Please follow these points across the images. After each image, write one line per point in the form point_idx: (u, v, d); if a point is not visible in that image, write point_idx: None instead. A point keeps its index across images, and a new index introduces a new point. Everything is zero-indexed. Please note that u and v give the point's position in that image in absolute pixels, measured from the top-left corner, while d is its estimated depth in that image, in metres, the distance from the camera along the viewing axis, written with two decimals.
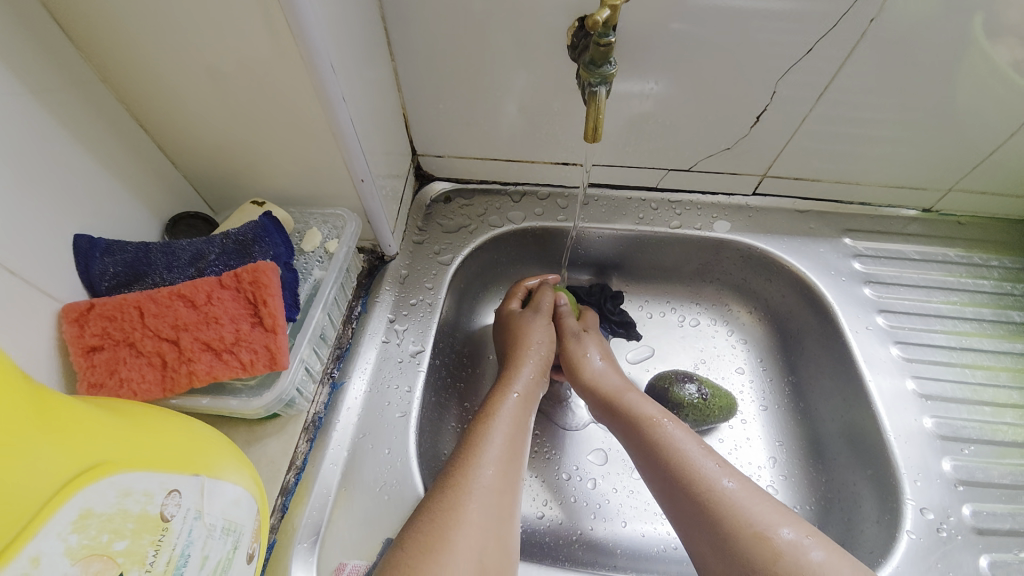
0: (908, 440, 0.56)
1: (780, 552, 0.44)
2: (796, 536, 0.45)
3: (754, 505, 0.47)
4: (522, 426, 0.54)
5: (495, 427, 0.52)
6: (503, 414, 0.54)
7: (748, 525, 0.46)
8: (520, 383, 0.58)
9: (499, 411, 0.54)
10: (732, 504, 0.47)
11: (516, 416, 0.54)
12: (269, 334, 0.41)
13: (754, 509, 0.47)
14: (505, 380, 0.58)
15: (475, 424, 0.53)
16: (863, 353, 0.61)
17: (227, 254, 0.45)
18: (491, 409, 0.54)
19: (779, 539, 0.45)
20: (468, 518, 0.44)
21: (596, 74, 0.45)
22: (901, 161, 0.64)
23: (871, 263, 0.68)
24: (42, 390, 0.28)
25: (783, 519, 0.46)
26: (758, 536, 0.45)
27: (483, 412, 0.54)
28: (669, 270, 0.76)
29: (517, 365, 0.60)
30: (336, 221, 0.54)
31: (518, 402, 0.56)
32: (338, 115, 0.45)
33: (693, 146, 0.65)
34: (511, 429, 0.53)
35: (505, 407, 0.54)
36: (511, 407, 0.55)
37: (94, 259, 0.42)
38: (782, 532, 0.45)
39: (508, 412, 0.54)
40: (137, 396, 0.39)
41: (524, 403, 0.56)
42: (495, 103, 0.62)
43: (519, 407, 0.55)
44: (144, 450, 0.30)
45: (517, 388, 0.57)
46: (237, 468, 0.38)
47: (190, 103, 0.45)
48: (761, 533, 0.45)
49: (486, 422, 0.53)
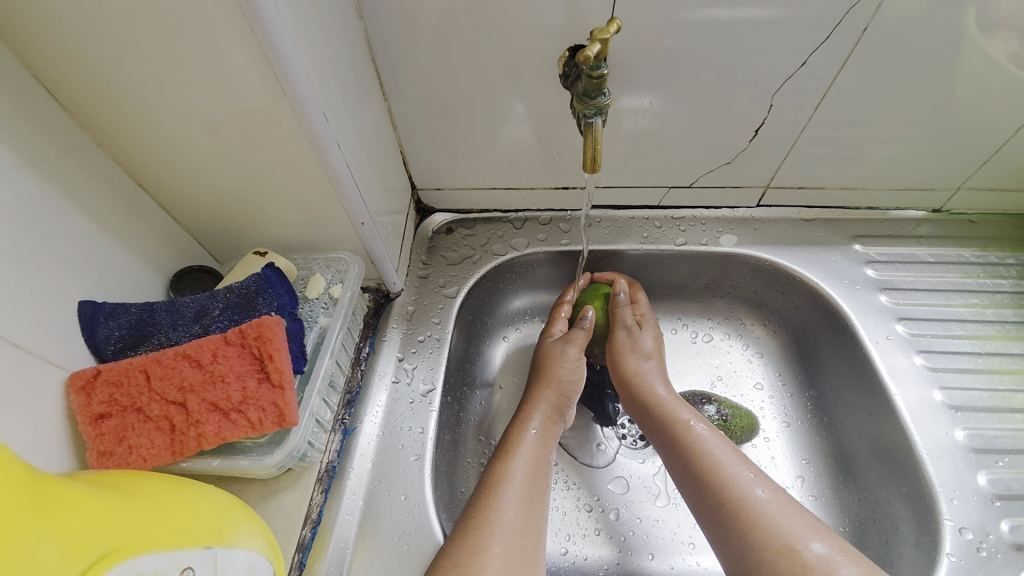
0: (941, 457, 0.53)
1: (810, 568, 0.42)
2: (827, 552, 0.43)
3: (786, 518, 0.45)
4: (543, 463, 0.53)
5: (516, 464, 0.51)
6: (522, 451, 0.52)
7: (775, 540, 0.44)
8: (537, 418, 0.57)
9: (518, 448, 0.53)
10: (761, 519, 0.46)
11: (535, 453, 0.53)
12: (276, 390, 0.41)
13: (784, 522, 0.45)
14: (522, 415, 0.57)
15: (495, 462, 0.52)
16: (885, 364, 0.59)
17: (230, 308, 0.45)
18: (511, 446, 0.53)
19: (808, 553, 0.43)
20: (491, 563, 0.43)
21: (591, 105, 0.44)
22: (905, 163, 0.63)
23: (885, 269, 0.67)
24: (42, 483, 0.27)
25: (816, 533, 0.44)
26: (787, 551, 0.43)
27: (504, 449, 0.53)
28: (678, 287, 0.75)
29: (534, 400, 0.59)
30: (339, 265, 0.55)
31: (536, 438, 0.55)
32: (334, 161, 0.45)
33: (692, 161, 0.65)
34: (530, 465, 0.51)
35: (524, 444, 0.53)
36: (530, 443, 0.54)
37: (99, 324, 0.41)
38: (813, 546, 0.43)
39: (527, 449, 0.53)
40: (146, 462, 0.39)
41: (542, 439, 0.55)
42: (490, 133, 0.62)
43: (538, 443, 0.54)
44: (152, 530, 0.30)
45: (535, 424, 0.56)
46: (251, 530, 0.37)
47: (186, 161, 0.45)
48: (790, 545, 0.43)
49: (507, 458, 0.52)
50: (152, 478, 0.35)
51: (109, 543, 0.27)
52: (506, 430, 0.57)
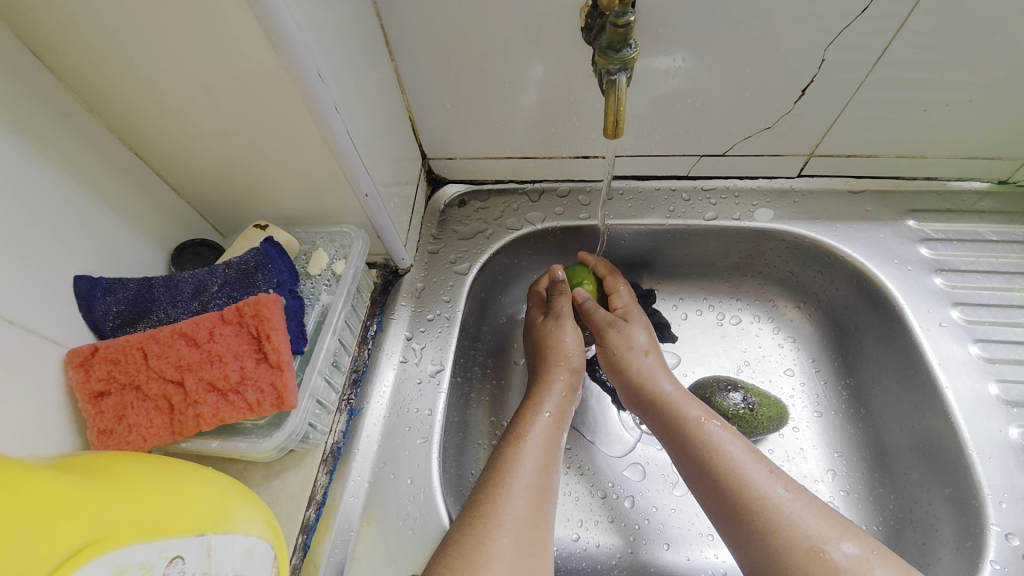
0: (991, 456, 0.49)
1: (841, 570, 0.39)
2: (859, 552, 0.39)
3: (809, 517, 0.42)
4: (555, 449, 0.50)
5: (528, 450, 0.48)
6: (535, 437, 0.50)
7: (802, 539, 0.41)
8: (551, 401, 0.54)
9: (530, 433, 0.50)
10: (785, 516, 0.42)
11: (548, 438, 0.50)
12: (274, 370, 0.39)
13: (809, 521, 0.42)
14: (535, 396, 0.55)
15: (505, 446, 0.49)
16: (936, 354, 0.54)
17: (230, 285, 0.43)
18: (522, 430, 0.51)
19: (839, 555, 0.39)
20: (499, 553, 0.41)
21: (615, 59, 0.38)
22: (974, 128, 0.56)
23: (941, 249, 0.60)
24: (19, 470, 0.26)
25: (844, 532, 0.41)
26: (813, 551, 0.40)
27: (515, 433, 0.51)
28: (705, 265, 0.70)
29: (546, 381, 0.56)
30: (343, 239, 0.52)
31: (550, 422, 0.52)
32: (333, 128, 0.42)
33: (728, 127, 0.59)
34: (542, 452, 0.49)
35: (537, 428, 0.51)
36: (543, 427, 0.51)
37: (96, 299, 0.40)
38: (843, 547, 0.40)
39: (539, 433, 0.50)
40: (145, 441, 0.38)
41: (556, 423, 0.52)
42: (504, 97, 0.57)
43: (551, 427, 0.51)
44: (139, 518, 0.29)
45: (548, 406, 0.53)
46: (249, 515, 0.36)
47: (179, 127, 0.43)
48: (817, 547, 0.40)
49: (519, 444, 0.49)
50: (145, 461, 0.34)
51: (93, 531, 0.26)
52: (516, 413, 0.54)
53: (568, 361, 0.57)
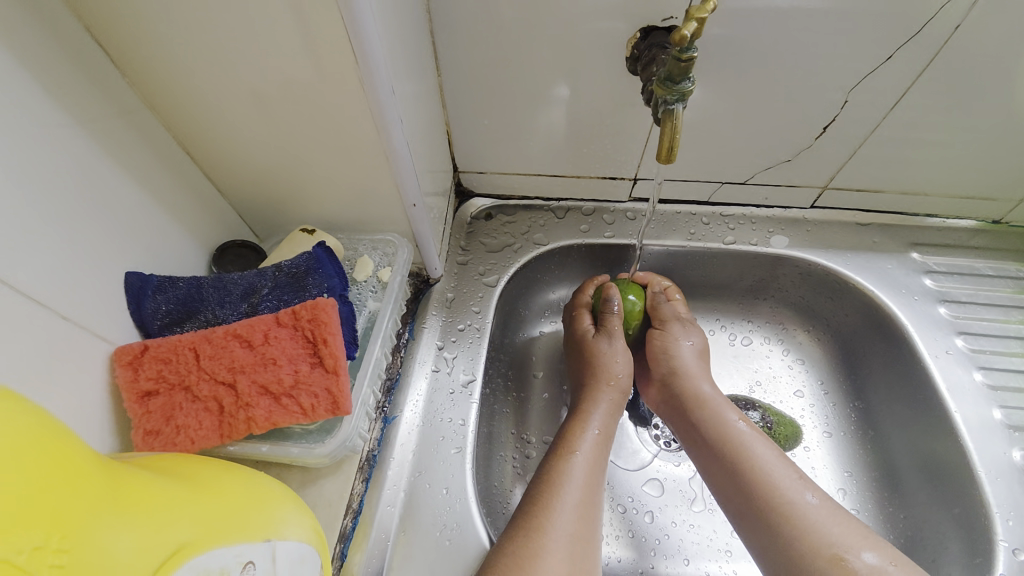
0: (998, 477, 0.52)
1: None
2: (879, 562, 0.41)
3: (835, 525, 0.43)
4: (602, 466, 0.51)
5: (575, 463, 0.49)
6: (583, 452, 0.50)
7: (824, 548, 0.42)
8: (599, 417, 0.54)
9: (578, 449, 0.51)
10: (809, 526, 0.43)
11: (595, 455, 0.51)
12: (330, 375, 0.39)
13: (833, 531, 0.43)
14: (582, 411, 0.55)
15: (554, 460, 0.50)
16: (943, 380, 0.57)
17: (279, 288, 0.43)
18: (571, 445, 0.51)
19: (859, 563, 0.41)
20: (552, 565, 0.42)
21: (674, 90, 0.41)
22: (974, 170, 0.60)
23: (943, 280, 0.64)
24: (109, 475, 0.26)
25: (866, 542, 0.42)
26: (837, 559, 0.41)
27: (562, 448, 0.51)
28: (720, 287, 0.72)
29: (592, 393, 0.56)
30: (386, 247, 0.53)
31: (597, 438, 0.52)
32: (394, 139, 0.43)
33: (750, 157, 0.62)
34: (590, 469, 0.49)
35: (585, 442, 0.51)
36: (590, 443, 0.52)
37: (146, 297, 0.40)
38: (864, 556, 0.41)
39: (587, 449, 0.51)
40: (193, 444, 0.37)
41: (604, 440, 0.53)
42: (542, 116, 0.59)
43: (598, 444, 0.52)
44: (210, 523, 0.28)
45: (596, 422, 0.54)
46: (300, 520, 0.36)
47: (237, 129, 0.43)
48: (840, 555, 0.41)
49: (567, 459, 0.49)
50: (208, 465, 0.34)
51: (178, 537, 0.26)
52: (565, 424, 0.55)
53: (614, 377, 0.57)
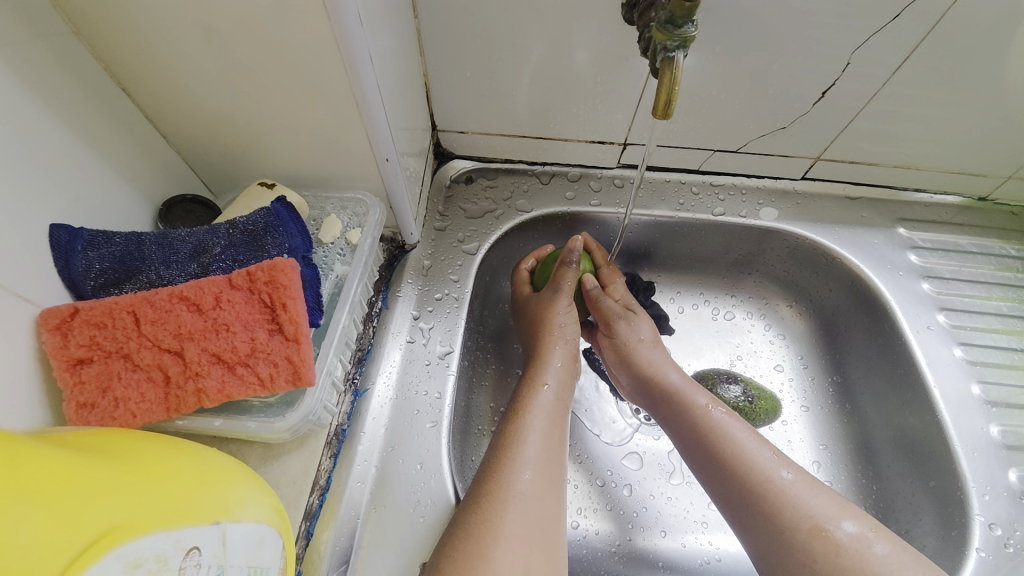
0: (974, 451, 0.52)
1: (843, 548, 0.40)
2: (859, 531, 0.41)
3: (812, 497, 0.43)
4: (558, 422, 0.49)
5: (532, 425, 0.47)
6: (538, 409, 0.49)
7: (805, 519, 0.42)
8: (551, 373, 0.53)
9: (532, 406, 0.49)
10: (789, 498, 0.43)
11: (550, 412, 0.49)
12: (290, 343, 0.35)
13: (811, 502, 0.43)
14: (534, 371, 0.53)
15: (508, 421, 0.48)
16: (924, 355, 0.57)
17: (234, 246, 0.39)
18: (524, 403, 0.49)
19: (840, 534, 0.41)
20: (507, 530, 0.40)
21: (675, 35, 0.37)
22: (967, 145, 0.59)
23: (929, 256, 0.64)
24: (23, 449, 0.23)
25: (844, 511, 0.42)
26: (817, 530, 0.41)
27: (517, 407, 0.49)
28: (706, 260, 0.71)
29: (545, 354, 0.55)
30: (357, 206, 0.48)
31: (552, 394, 0.51)
32: (363, 81, 0.38)
33: (746, 124, 0.59)
34: (546, 424, 0.48)
35: (539, 401, 0.50)
36: (545, 400, 0.50)
37: (76, 253, 0.35)
38: (843, 526, 0.41)
39: (542, 406, 0.49)
40: (135, 418, 0.33)
41: (558, 395, 0.52)
42: (530, 71, 0.54)
43: (553, 400, 0.51)
44: (150, 506, 0.26)
45: (549, 379, 0.52)
46: (261, 500, 0.33)
47: (183, 64, 0.37)
48: (820, 526, 0.41)
49: (522, 418, 0.48)
50: (152, 442, 0.30)
51: (106, 521, 0.23)
52: (516, 388, 0.53)
53: (565, 333, 0.56)
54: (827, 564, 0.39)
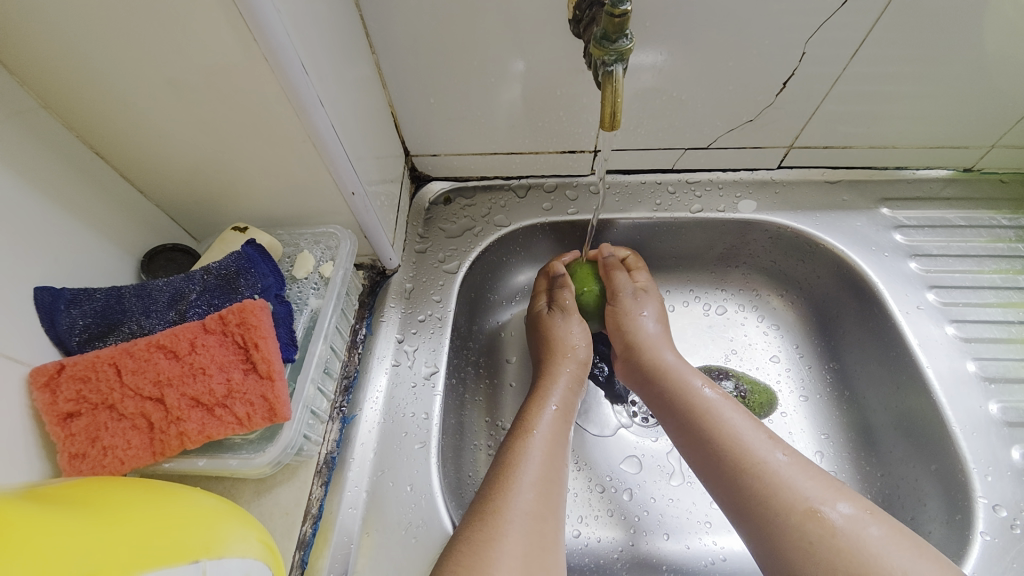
0: (975, 431, 0.51)
1: (837, 530, 0.38)
2: (854, 511, 0.39)
3: (805, 480, 0.42)
4: (563, 441, 0.50)
5: (535, 444, 0.47)
6: (542, 430, 0.49)
7: (799, 501, 0.40)
8: (557, 395, 0.53)
9: (537, 427, 0.49)
10: (783, 482, 0.42)
11: (556, 432, 0.50)
12: (265, 381, 0.37)
13: (805, 485, 0.41)
14: (540, 391, 0.54)
15: (512, 442, 0.48)
16: (916, 335, 0.56)
17: (209, 291, 0.41)
18: (529, 424, 0.50)
19: (834, 516, 0.39)
20: (509, 548, 0.39)
21: (611, 50, 0.38)
22: (940, 119, 0.58)
23: (915, 234, 0.63)
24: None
25: (839, 493, 0.41)
26: (811, 513, 0.39)
27: (523, 428, 0.49)
28: (691, 257, 0.71)
29: (553, 374, 0.55)
30: (329, 240, 0.50)
31: (557, 415, 0.51)
32: (317, 122, 0.40)
33: (712, 119, 0.59)
34: (550, 444, 0.48)
35: (544, 421, 0.50)
36: (550, 420, 0.50)
37: (60, 312, 0.37)
38: (838, 508, 0.39)
39: (547, 426, 0.49)
40: (123, 464, 0.35)
41: (563, 415, 0.52)
42: (490, 90, 0.56)
43: (559, 420, 0.51)
44: (128, 551, 0.27)
45: (555, 400, 0.53)
46: (245, 535, 0.34)
47: (147, 123, 0.39)
48: (813, 509, 0.40)
49: (525, 438, 0.48)
50: (131, 489, 0.32)
51: (85, 568, 0.24)
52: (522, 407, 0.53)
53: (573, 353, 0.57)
54: (821, 548, 0.38)
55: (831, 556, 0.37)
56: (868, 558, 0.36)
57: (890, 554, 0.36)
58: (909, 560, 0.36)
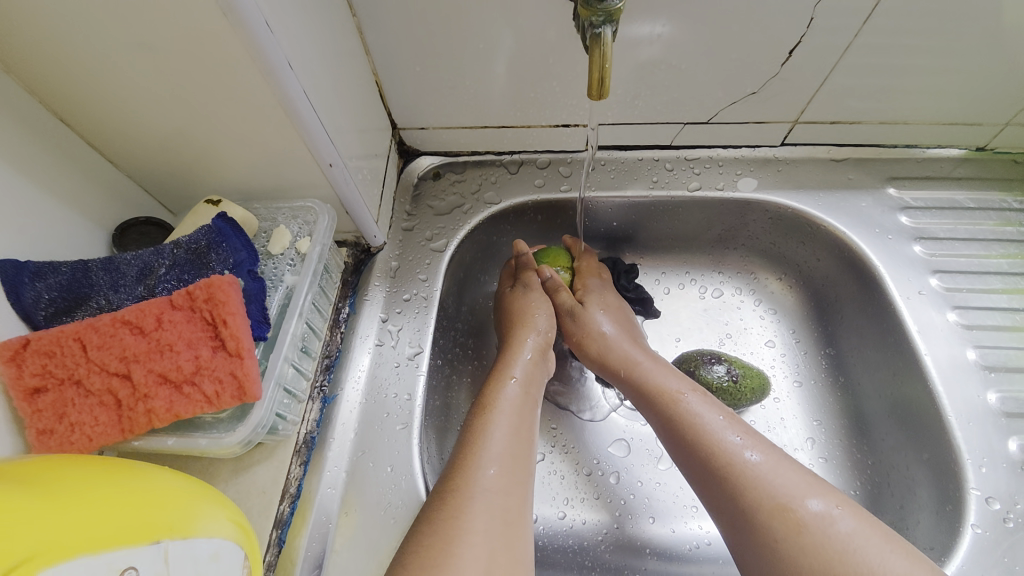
0: (970, 421, 0.50)
1: (805, 527, 0.37)
2: (825, 508, 0.38)
3: (779, 477, 0.40)
4: (527, 416, 0.48)
5: (496, 420, 0.46)
6: (504, 405, 0.48)
7: (767, 498, 0.39)
8: (519, 368, 0.52)
9: (498, 402, 0.48)
10: (753, 479, 0.40)
11: (518, 406, 0.48)
12: (234, 359, 0.36)
13: (777, 482, 0.40)
14: (504, 365, 0.53)
15: (474, 417, 0.47)
16: (916, 321, 0.54)
17: (179, 266, 0.40)
18: (490, 399, 0.48)
19: (804, 512, 0.38)
20: (470, 526, 0.39)
21: (598, 11, 0.37)
22: (955, 94, 0.55)
23: (921, 216, 0.60)
24: None
25: (812, 488, 0.39)
26: (780, 510, 0.38)
27: (484, 402, 0.48)
28: (688, 238, 0.68)
29: (516, 348, 0.54)
30: (306, 215, 0.48)
31: (519, 388, 0.50)
32: (288, 88, 0.38)
33: (713, 93, 0.56)
34: (513, 419, 0.47)
35: (506, 395, 0.49)
36: (513, 394, 0.49)
37: (24, 285, 0.35)
38: (809, 504, 0.38)
39: (508, 401, 0.48)
40: (92, 442, 0.34)
41: (526, 389, 0.50)
42: (478, 60, 0.53)
43: (522, 394, 0.50)
44: (86, 530, 0.26)
45: (516, 373, 0.51)
46: (215, 516, 0.34)
47: (110, 90, 0.37)
48: (784, 505, 0.38)
49: (486, 414, 0.47)
50: (93, 467, 0.31)
51: (36, 547, 0.24)
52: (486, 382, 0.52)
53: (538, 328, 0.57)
54: (787, 545, 0.37)
55: (797, 555, 0.36)
56: (833, 556, 0.35)
57: (858, 551, 0.35)
58: (878, 556, 0.35)
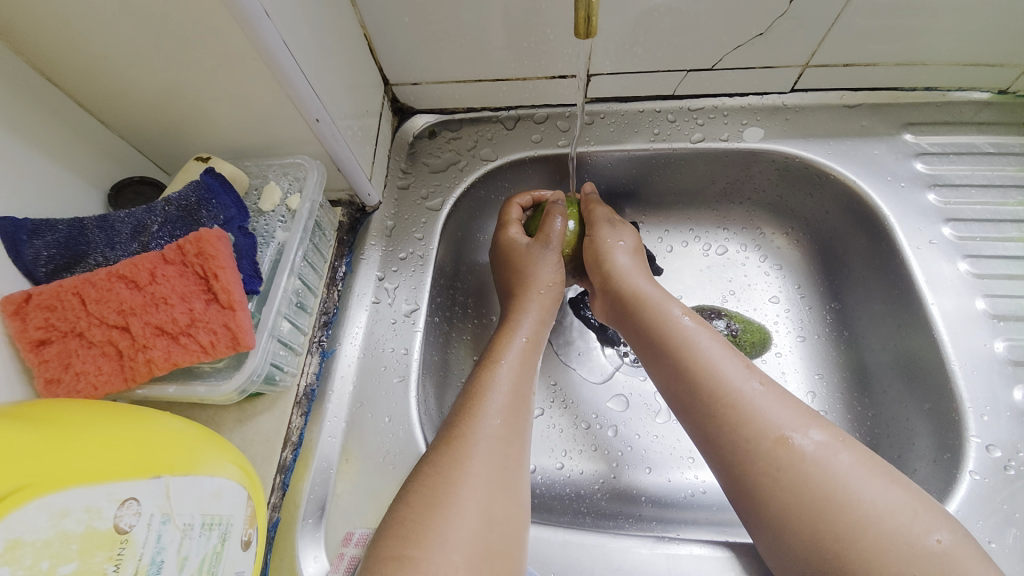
0: (974, 370, 0.48)
1: (806, 458, 0.37)
2: (826, 439, 0.38)
3: (781, 407, 0.40)
4: (530, 372, 0.49)
5: (501, 372, 0.47)
6: (510, 358, 0.49)
7: (770, 430, 0.39)
8: (527, 326, 0.53)
9: (505, 355, 0.49)
10: (758, 408, 0.40)
11: (523, 361, 0.49)
12: (226, 311, 0.37)
13: (779, 413, 0.39)
14: (510, 324, 0.53)
15: (479, 370, 0.48)
16: (925, 272, 0.53)
17: (171, 223, 0.40)
18: (498, 353, 0.49)
19: (804, 443, 0.37)
20: (472, 470, 0.39)
21: None
22: (982, 29, 0.51)
23: (937, 163, 0.57)
24: None
25: (811, 419, 0.39)
26: (781, 441, 0.38)
27: (490, 356, 0.49)
28: (691, 192, 0.66)
29: (522, 306, 0.54)
30: (297, 171, 0.48)
31: (526, 345, 0.51)
32: (265, 39, 0.37)
33: (717, 36, 0.53)
34: (517, 372, 0.47)
35: (511, 350, 0.50)
36: (518, 350, 0.50)
37: (22, 243, 0.36)
38: (810, 435, 0.38)
39: (513, 356, 0.49)
40: (97, 390, 0.36)
41: (532, 347, 0.51)
42: (467, 7, 0.51)
43: (527, 350, 0.50)
44: (87, 464, 0.28)
45: (524, 331, 0.52)
46: (217, 456, 0.36)
47: (87, 45, 0.37)
48: (785, 437, 0.38)
49: (492, 367, 0.48)
50: (94, 409, 0.33)
51: (35, 477, 0.25)
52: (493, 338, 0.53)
53: (543, 285, 0.56)
54: (789, 475, 0.37)
55: (799, 487, 0.36)
56: (833, 487, 0.35)
57: (858, 480, 0.35)
58: (878, 486, 0.35)
